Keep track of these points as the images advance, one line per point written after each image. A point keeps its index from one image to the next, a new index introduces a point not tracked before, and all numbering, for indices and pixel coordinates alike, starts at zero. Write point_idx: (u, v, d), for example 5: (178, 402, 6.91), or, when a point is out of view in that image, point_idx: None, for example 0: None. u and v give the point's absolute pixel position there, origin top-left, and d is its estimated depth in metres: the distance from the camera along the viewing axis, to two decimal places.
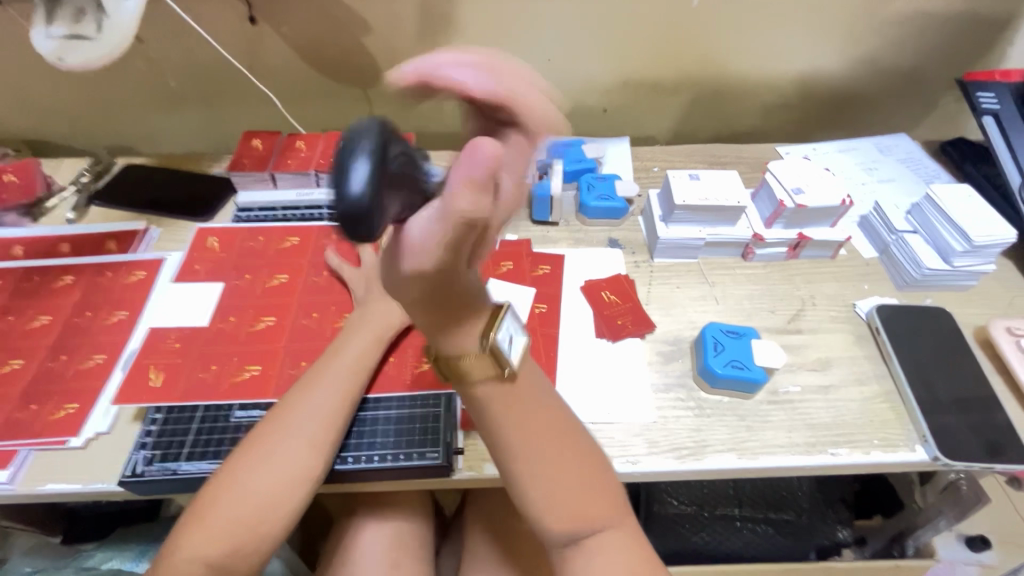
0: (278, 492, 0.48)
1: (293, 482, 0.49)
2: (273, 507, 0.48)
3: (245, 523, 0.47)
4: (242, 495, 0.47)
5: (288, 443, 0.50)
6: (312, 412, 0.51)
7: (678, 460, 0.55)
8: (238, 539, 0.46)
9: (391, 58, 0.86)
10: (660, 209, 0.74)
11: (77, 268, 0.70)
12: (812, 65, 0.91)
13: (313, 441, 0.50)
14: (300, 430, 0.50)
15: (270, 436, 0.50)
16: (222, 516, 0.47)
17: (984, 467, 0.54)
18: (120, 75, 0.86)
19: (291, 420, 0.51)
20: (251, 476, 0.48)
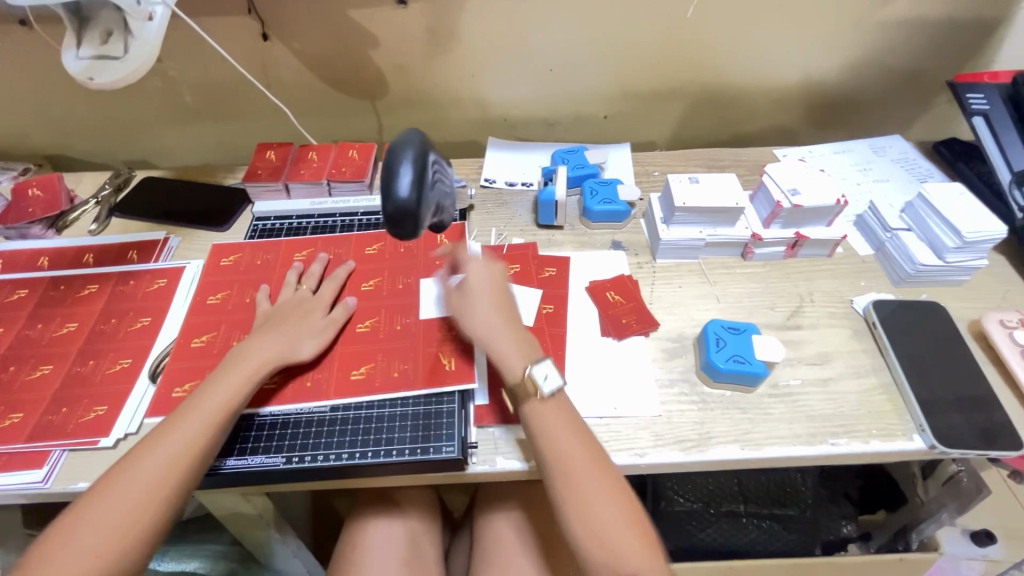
0: (172, 478, 0.49)
1: (184, 468, 0.49)
2: (159, 494, 0.48)
3: (136, 509, 0.47)
4: (152, 469, 0.49)
5: (183, 434, 0.51)
6: (211, 402, 0.53)
7: (683, 452, 0.57)
8: (124, 525, 0.46)
9: (398, 71, 0.89)
10: (661, 211, 0.76)
11: (101, 277, 0.73)
12: (806, 70, 0.94)
13: (205, 427, 0.52)
14: (194, 419, 0.52)
15: (163, 433, 0.51)
16: (114, 504, 0.47)
17: (979, 454, 0.56)
18: (138, 91, 0.90)
19: (191, 411, 0.52)
20: (142, 467, 0.49)
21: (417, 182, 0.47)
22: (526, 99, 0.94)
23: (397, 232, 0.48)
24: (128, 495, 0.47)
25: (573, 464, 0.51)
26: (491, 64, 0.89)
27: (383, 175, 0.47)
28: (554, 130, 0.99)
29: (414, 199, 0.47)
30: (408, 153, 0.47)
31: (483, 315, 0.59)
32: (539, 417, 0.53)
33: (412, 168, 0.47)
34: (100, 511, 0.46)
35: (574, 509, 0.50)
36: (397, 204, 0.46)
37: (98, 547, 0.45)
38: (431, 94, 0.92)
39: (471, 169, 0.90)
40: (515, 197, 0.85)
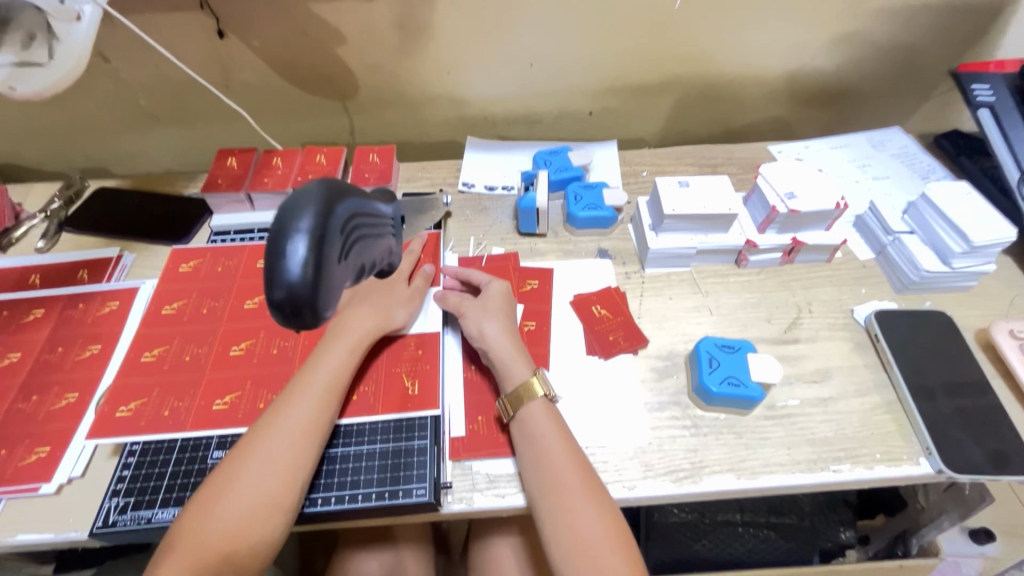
0: (284, 474, 0.47)
1: (300, 464, 0.48)
2: (275, 492, 0.47)
3: (255, 506, 0.46)
4: (233, 508, 0.45)
5: (288, 428, 0.49)
6: (314, 392, 0.52)
7: (675, 484, 0.53)
8: (243, 525, 0.45)
9: (367, 69, 0.83)
10: (649, 217, 0.72)
11: (47, 300, 0.67)
12: (802, 61, 0.88)
13: (312, 420, 0.50)
14: (299, 412, 0.50)
15: (267, 428, 0.50)
16: (229, 503, 0.46)
17: (992, 479, 0.52)
18: (87, 95, 0.83)
19: (292, 404, 0.51)
20: (253, 465, 0.47)
21: (320, 255, 0.32)
22: (506, 96, 0.88)
23: (290, 323, 0.33)
24: (243, 493, 0.46)
25: (562, 481, 0.49)
26: (467, 60, 0.83)
27: (269, 246, 0.32)
28: (537, 128, 0.94)
29: (312, 276, 0.32)
30: (308, 212, 0.33)
31: (484, 321, 0.60)
32: (533, 426, 0.53)
33: (310, 235, 0.32)
34: (215, 509, 0.45)
35: (555, 529, 0.48)
36: (287, 288, 0.32)
37: (221, 546, 0.44)
38: (404, 93, 0.87)
39: (449, 173, 0.85)
40: (495, 202, 0.80)
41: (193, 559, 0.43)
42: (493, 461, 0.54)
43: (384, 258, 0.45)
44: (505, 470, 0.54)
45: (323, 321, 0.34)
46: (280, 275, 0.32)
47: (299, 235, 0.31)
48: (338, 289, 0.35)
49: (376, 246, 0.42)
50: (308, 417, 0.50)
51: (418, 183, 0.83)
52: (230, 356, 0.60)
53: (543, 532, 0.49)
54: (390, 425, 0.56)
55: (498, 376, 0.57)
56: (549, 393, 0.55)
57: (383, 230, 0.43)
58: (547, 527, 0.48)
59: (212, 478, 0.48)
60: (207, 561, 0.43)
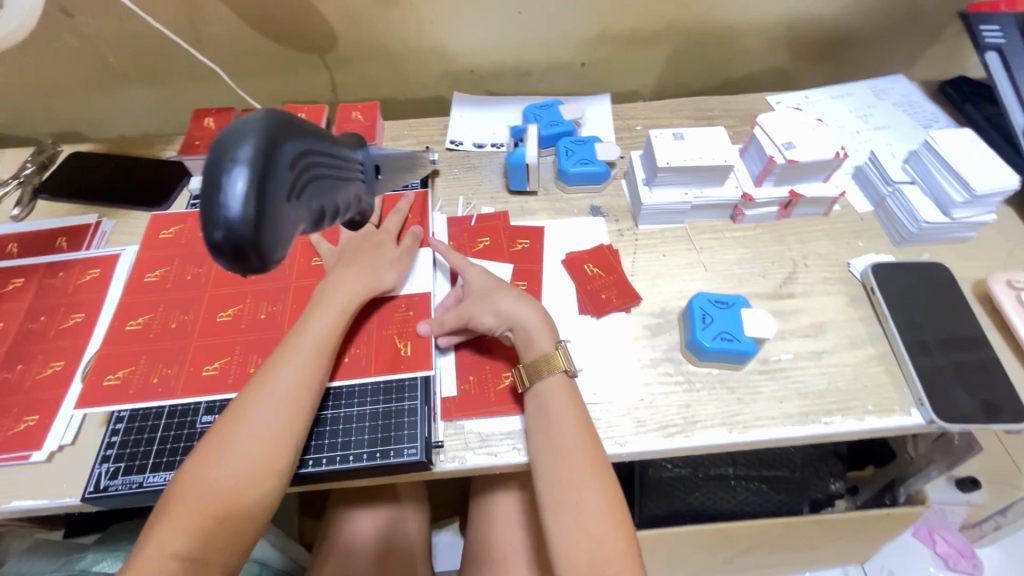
0: (274, 439, 0.47)
1: (289, 428, 0.48)
2: (265, 456, 0.46)
3: (246, 469, 0.45)
4: (223, 473, 0.45)
5: (277, 392, 0.49)
6: (302, 356, 0.51)
7: (667, 438, 0.53)
8: (235, 489, 0.45)
9: (346, 20, 0.79)
10: (643, 172, 0.69)
11: (27, 269, 0.66)
12: (804, 4, 0.84)
13: (301, 384, 0.50)
14: (288, 376, 0.50)
15: (254, 394, 0.49)
16: (221, 467, 0.45)
17: (981, 428, 0.53)
18: (51, 54, 0.79)
19: (280, 368, 0.50)
20: (244, 429, 0.47)
21: (261, 189, 0.29)
22: (493, 48, 0.84)
23: (235, 267, 0.30)
24: (232, 457, 0.46)
25: (569, 455, 0.49)
26: (452, 10, 0.79)
27: (204, 182, 0.29)
28: (527, 82, 0.90)
29: (254, 213, 0.29)
30: (247, 141, 0.29)
31: (503, 293, 0.57)
32: (547, 397, 0.52)
33: (249, 167, 0.28)
34: (206, 474, 0.45)
35: (554, 500, 0.48)
36: (225, 227, 0.28)
37: (215, 509, 0.44)
38: (387, 46, 0.82)
39: (436, 130, 0.82)
40: (484, 159, 0.77)
41: (186, 522, 0.43)
42: (485, 420, 0.54)
43: (354, 206, 0.41)
44: (498, 429, 0.54)
45: (273, 266, 0.31)
46: (216, 210, 0.28)
47: (235, 166, 0.28)
48: (290, 231, 0.32)
49: (341, 190, 0.38)
50: (298, 380, 0.50)
51: (404, 142, 0.81)
52: (217, 322, 0.59)
53: (541, 498, 0.49)
54: (381, 387, 0.55)
55: (519, 346, 0.55)
56: (569, 368, 0.53)
57: (348, 174, 0.39)
58: (546, 497, 0.49)
59: (202, 443, 0.47)
60: (202, 523, 0.44)
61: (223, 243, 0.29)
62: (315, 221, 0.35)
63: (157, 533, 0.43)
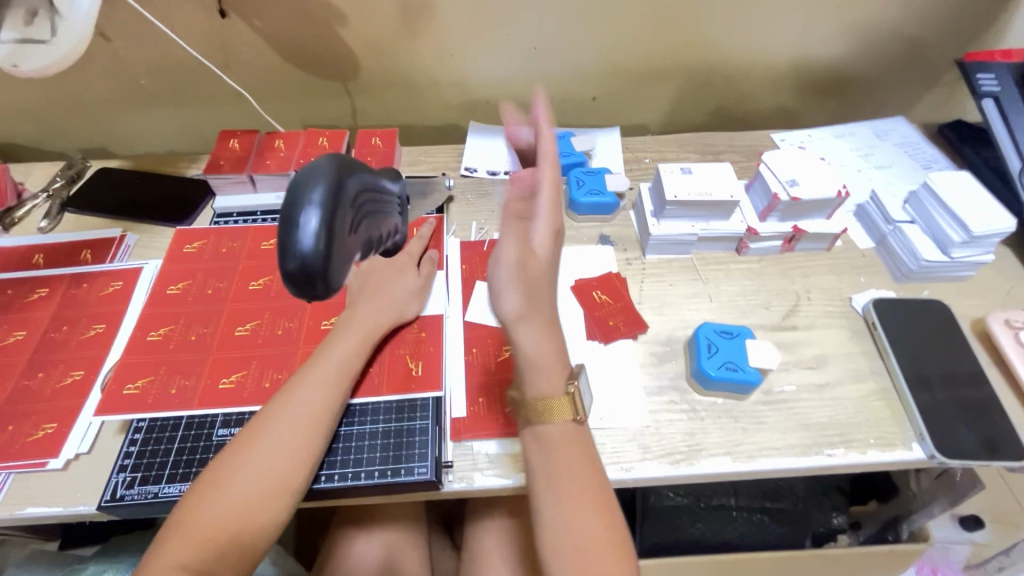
0: (292, 457, 0.48)
1: (306, 447, 0.49)
2: (283, 475, 0.47)
3: (263, 486, 0.47)
4: (239, 490, 0.46)
5: (297, 412, 0.50)
6: (322, 378, 0.53)
7: (672, 465, 0.54)
8: (252, 506, 0.46)
9: (369, 50, 0.82)
10: (651, 204, 0.72)
11: (51, 280, 0.68)
12: (807, 47, 0.88)
13: (321, 404, 0.51)
14: (308, 397, 0.51)
15: (275, 413, 0.50)
16: (238, 484, 0.46)
17: (981, 464, 0.54)
18: (87, 74, 0.82)
19: (301, 388, 0.52)
20: (262, 447, 0.48)
21: (330, 227, 0.33)
22: (508, 81, 0.88)
23: (300, 293, 0.34)
24: (250, 474, 0.47)
25: (571, 492, 0.45)
26: (470, 43, 0.82)
27: (281, 218, 0.33)
28: (539, 114, 0.94)
29: (322, 248, 0.33)
30: (318, 186, 0.34)
31: (510, 290, 0.47)
32: (551, 436, 0.47)
33: (321, 207, 0.33)
34: (223, 489, 0.46)
35: (555, 541, 0.44)
36: (299, 259, 0.32)
37: (230, 524, 0.45)
38: (407, 76, 0.86)
39: (452, 157, 0.85)
40: (497, 186, 0.80)
41: (201, 536, 0.44)
42: (492, 442, 0.55)
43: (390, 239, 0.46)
44: (506, 451, 0.55)
45: (331, 293, 0.35)
46: (292, 241, 0.32)
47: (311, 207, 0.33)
48: (346, 261, 0.36)
49: (383, 224, 0.43)
50: (317, 400, 0.51)
51: (420, 167, 0.83)
52: (235, 337, 0.60)
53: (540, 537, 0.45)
54: (393, 405, 0.57)
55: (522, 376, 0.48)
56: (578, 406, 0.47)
57: (390, 209, 0.44)
58: (545, 531, 0.45)
59: (219, 459, 0.48)
60: (216, 537, 0.44)
61: (295, 269, 0.33)
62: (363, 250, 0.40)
63: (173, 546, 0.44)
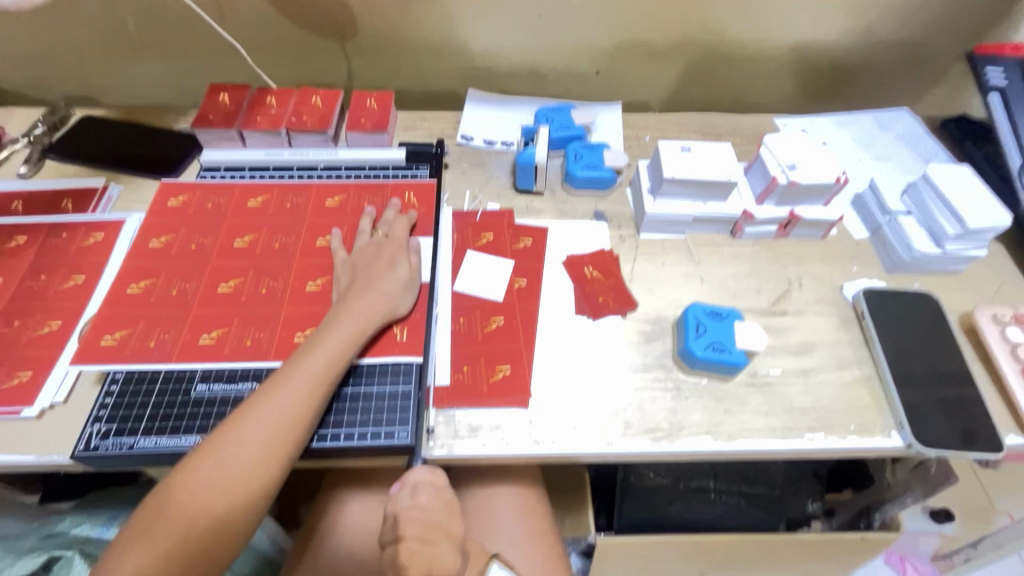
0: (289, 429, 0.49)
1: (305, 421, 0.50)
2: (257, 480, 0.47)
3: (262, 458, 0.47)
4: (236, 459, 0.47)
5: (295, 389, 0.50)
6: (303, 379, 0.51)
7: (653, 442, 0.54)
8: (225, 511, 0.46)
9: (367, 8, 0.80)
10: (648, 181, 0.71)
11: (30, 227, 0.66)
12: (817, 31, 0.86)
13: (307, 396, 0.50)
14: (285, 403, 0.49)
15: (272, 390, 0.50)
16: (237, 453, 0.47)
17: (957, 454, 0.54)
18: (73, 16, 0.79)
19: (300, 366, 0.51)
20: (260, 420, 0.48)
21: None
22: (510, 49, 0.86)
23: None
24: (224, 480, 0.46)
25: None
26: (472, 7, 0.80)
27: None
28: (541, 86, 0.91)
29: None
30: None
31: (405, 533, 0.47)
32: None
33: None
34: (225, 456, 0.47)
35: None
36: None
37: (230, 494, 0.46)
38: (405, 38, 0.83)
39: (448, 125, 0.83)
40: (493, 157, 0.79)
41: (203, 503, 0.45)
42: (475, 411, 0.55)
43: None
44: (488, 422, 0.55)
45: None
46: None
47: None
48: None
49: None
50: (316, 376, 0.51)
51: (415, 133, 0.81)
52: (217, 294, 0.59)
53: None
54: (376, 369, 0.56)
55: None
56: None
57: None
58: None
59: (218, 427, 0.49)
60: (216, 506, 0.45)
61: None
62: None
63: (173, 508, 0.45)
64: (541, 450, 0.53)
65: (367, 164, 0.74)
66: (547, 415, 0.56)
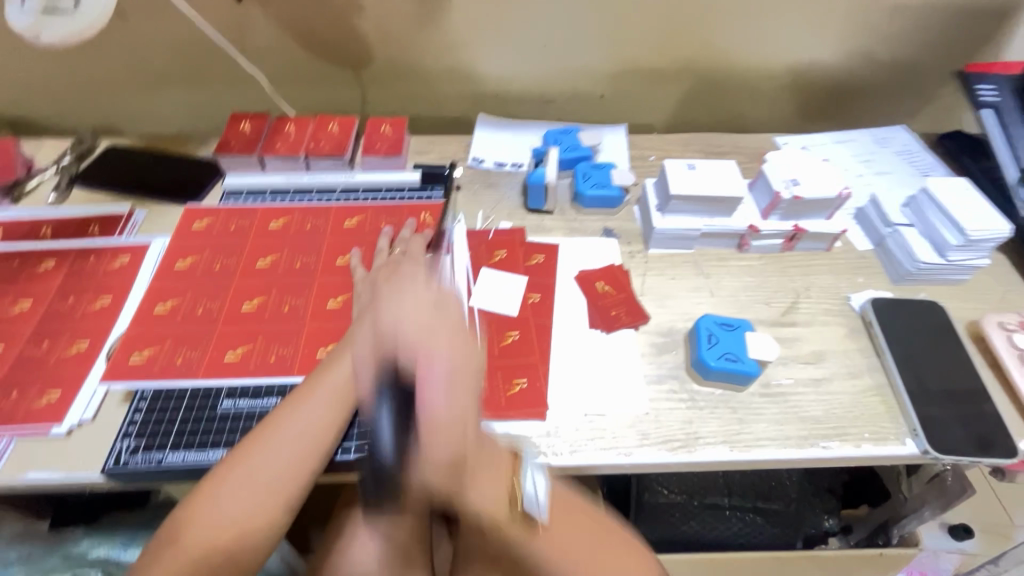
0: (313, 444, 0.50)
1: (326, 437, 0.50)
2: (283, 493, 0.48)
3: (284, 475, 0.48)
4: (260, 475, 0.48)
5: (319, 404, 0.51)
6: (326, 394, 0.52)
7: (670, 453, 0.55)
8: (247, 528, 0.46)
9: (382, 40, 0.84)
10: (656, 199, 0.73)
11: (59, 252, 0.68)
12: (812, 54, 0.90)
13: (329, 412, 0.51)
14: (307, 418, 0.50)
15: (296, 405, 0.51)
16: (261, 469, 0.48)
17: (973, 461, 0.55)
18: (102, 52, 0.83)
19: (323, 381, 0.52)
20: (283, 436, 0.49)
21: None
22: (518, 76, 0.89)
23: None
24: (250, 491, 0.47)
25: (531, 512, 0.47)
26: (481, 37, 0.84)
27: None
28: (547, 110, 0.95)
29: None
30: None
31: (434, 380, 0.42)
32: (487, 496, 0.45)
33: None
34: (249, 473, 0.48)
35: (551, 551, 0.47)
36: None
37: (254, 511, 0.47)
38: (417, 67, 0.87)
39: (459, 148, 0.86)
40: (504, 178, 0.81)
41: (227, 519, 0.46)
42: (494, 424, 0.56)
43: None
44: (507, 434, 0.56)
45: None
46: None
47: None
48: None
49: None
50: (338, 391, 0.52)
51: (428, 156, 0.84)
52: (241, 313, 0.61)
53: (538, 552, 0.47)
54: None
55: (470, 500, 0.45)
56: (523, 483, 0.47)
57: None
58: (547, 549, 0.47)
59: (241, 444, 0.50)
60: (240, 522, 0.46)
61: None
62: None
63: (197, 526, 0.45)
64: (559, 461, 0.54)
65: (383, 187, 0.76)
66: (564, 426, 0.56)
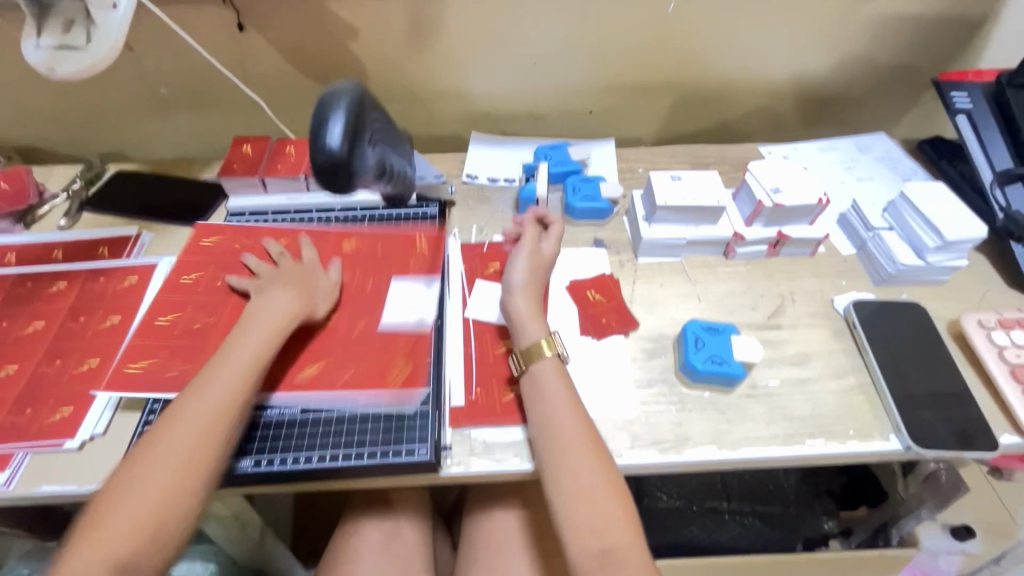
0: (211, 426, 0.50)
1: (227, 418, 0.51)
2: (189, 477, 0.48)
3: (186, 460, 0.48)
4: (161, 462, 0.48)
5: (217, 387, 0.52)
6: (224, 378, 0.53)
7: (660, 453, 0.57)
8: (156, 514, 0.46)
9: (378, 64, 0.87)
10: (643, 209, 0.76)
11: (70, 273, 0.71)
12: (793, 67, 0.93)
13: (227, 395, 0.52)
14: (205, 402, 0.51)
15: (196, 391, 0.52)
16: (162, 455, 0.48)
17: (954, 455, 0.56)
18: (110, 82, 0.87)
19: (221, 366, 0.54)
20: (184, 422, 0.50)
21: (346, 135, 0.54)
22: (509, 95, 0.93)
23: (327, 180, 0.55)
24: (156, 478, 0.47)
25: (565, 431, 0.53)
26: (473, 59, 0.87)
27: (316, 126, 0.54)
28: (539, 126, 0.98)
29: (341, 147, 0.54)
30: (336, 117, 0.54)
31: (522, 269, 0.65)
32: (544, 384, 0.56)
33: (340, 123, 0.54)
34: (154, 461, 0.48)
35: (557, 478, 0.51)
36: (327, 154, 0.54)
37: (160, 496, 0.47)
38: (412, 89, 0.91)
39: (453, 165, 0.89)
40: (497, 193, 0.84)
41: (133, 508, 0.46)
42: (490, 429, 0.58)
43: (401, 177, 0.68)
44: (503, 438, 0.57)
45: (347, 182, 0.56)
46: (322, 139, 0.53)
47: (334, 115, 0.54)
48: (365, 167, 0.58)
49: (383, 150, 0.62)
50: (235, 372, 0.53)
51: None
52: None
53: (546, 482, 0.52)
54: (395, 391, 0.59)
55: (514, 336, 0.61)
56: (560, 354, 0.58)
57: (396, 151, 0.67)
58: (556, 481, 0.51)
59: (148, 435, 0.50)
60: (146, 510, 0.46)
61: (328, 169, 0.54)
62: (364, 168, 0.58)
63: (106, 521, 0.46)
64: None
65: (380, 204, 0.79)
66: None
